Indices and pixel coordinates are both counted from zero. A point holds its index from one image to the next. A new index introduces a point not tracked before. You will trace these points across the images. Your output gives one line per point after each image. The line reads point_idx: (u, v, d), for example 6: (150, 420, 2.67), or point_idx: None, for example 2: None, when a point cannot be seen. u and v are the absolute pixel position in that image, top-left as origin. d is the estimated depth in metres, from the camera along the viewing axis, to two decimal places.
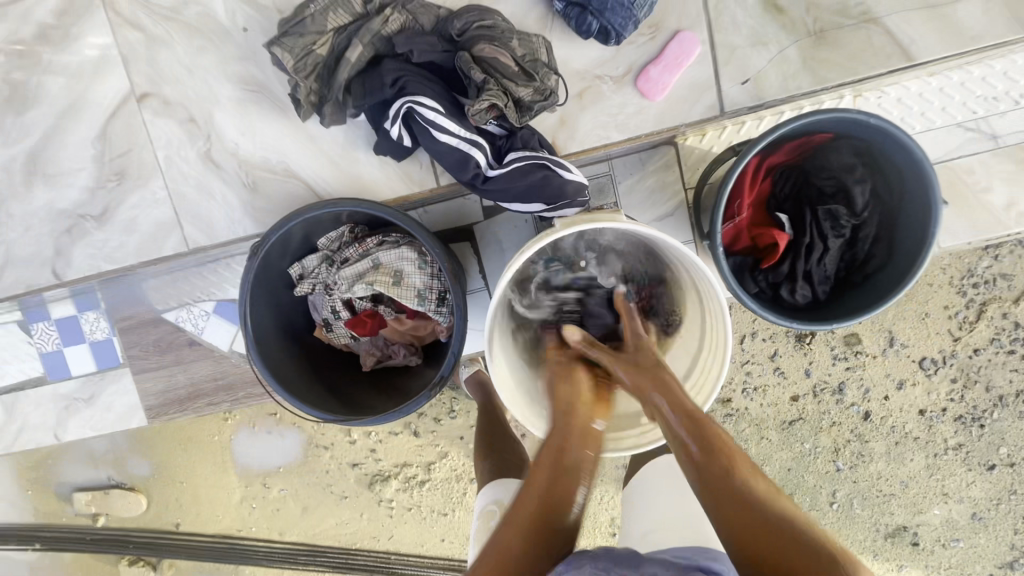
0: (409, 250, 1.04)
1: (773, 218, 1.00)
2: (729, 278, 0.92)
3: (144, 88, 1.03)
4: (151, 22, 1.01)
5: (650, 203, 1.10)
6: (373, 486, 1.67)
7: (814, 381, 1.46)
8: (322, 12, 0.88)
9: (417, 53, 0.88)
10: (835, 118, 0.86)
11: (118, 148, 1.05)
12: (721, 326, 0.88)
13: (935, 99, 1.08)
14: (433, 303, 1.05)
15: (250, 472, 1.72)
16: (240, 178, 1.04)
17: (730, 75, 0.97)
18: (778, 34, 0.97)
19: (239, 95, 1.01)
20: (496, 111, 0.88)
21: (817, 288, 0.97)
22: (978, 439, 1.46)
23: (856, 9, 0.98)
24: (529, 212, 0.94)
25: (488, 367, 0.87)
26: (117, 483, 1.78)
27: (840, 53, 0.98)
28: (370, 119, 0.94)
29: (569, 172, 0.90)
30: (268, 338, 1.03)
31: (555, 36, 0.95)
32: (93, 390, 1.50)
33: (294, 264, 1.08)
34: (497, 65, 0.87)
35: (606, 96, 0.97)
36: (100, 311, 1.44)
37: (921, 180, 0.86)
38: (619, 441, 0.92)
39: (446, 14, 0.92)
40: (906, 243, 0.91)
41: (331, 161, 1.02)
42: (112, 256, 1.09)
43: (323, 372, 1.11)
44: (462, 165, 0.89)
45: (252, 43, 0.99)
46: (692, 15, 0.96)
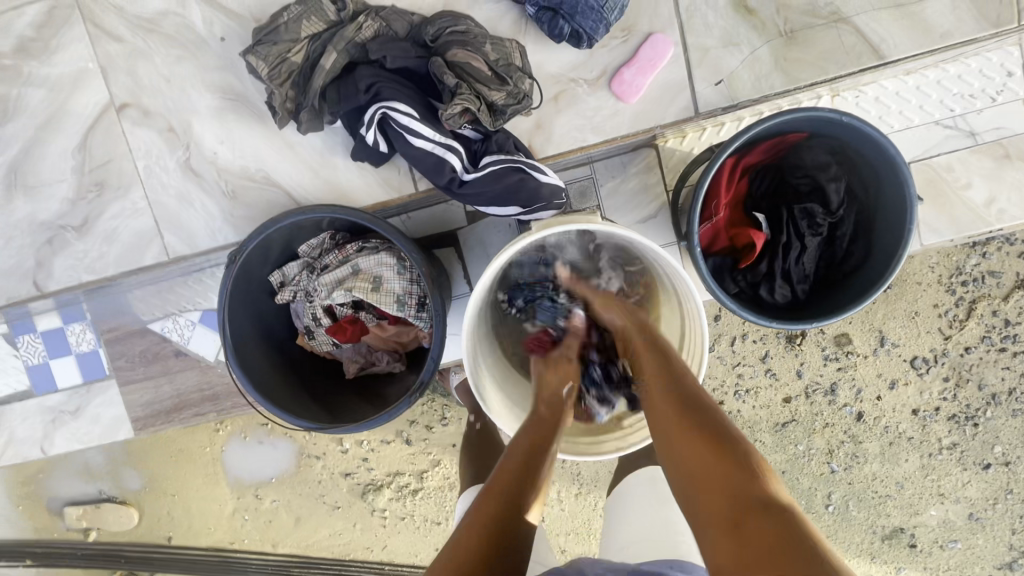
0: (389, 256, 1.04)
1: (750, 218, 1.00)
2: (707, 278, 0.91)
3: (123, 98, 1.03)
4: (129, 33, 1.01)
5: (631, 205, 1.10)
6: (366, 496, 1.66)
7: (806, 382, 1.45)
8: (295, 20, 0.88)
9: (390, 59, 0.89)
10: (808, 117, 0.86)
11: (98, 158, 1.05)
12: (700, 329, 0.87)
13: (913, 97, 1.09)
14: (413, 309, 1.05)
15: (241, 483, 1.71)
16: (220, 187, 1.04)
17: (703, 76, 0.98)
18: (749, 34, 0.98)
19: (218, 104, 1.02)
20: (470, 115, 0.89)
21: (797, 287, 0.97)
22: (972, 438, 1.45)
23: (826, 9, 0.99)
24: (505, 216, 0.94)
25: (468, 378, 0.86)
26: (108, 496, 1.76)
27: (813, 52, 0.99)
28: (347, 126, 0.95)
29: (545, 175, 0.91)
30: (247, 345, 1.02)
31: (528, 40, 0.96)
32: (80, 402, 1.50)
33: (275, 272, 1.08)
34: (470, 69, 0.88)
35: (581, 99, 0.98)
36: (87, 322, 1.44)
37: (895, 177, 0.86)
38: (599, 446, 0.92)
39: (419, 20, 0.93)
40: (884, 240, 0.91)
41: (309, 168, 1.02)
42: (94, 266, 1.09)
43: (305, 380, 1.10)
44: (437, 169, 0.89)
45: (229, 52, 1.00)
46: (665, 17, 0.97)
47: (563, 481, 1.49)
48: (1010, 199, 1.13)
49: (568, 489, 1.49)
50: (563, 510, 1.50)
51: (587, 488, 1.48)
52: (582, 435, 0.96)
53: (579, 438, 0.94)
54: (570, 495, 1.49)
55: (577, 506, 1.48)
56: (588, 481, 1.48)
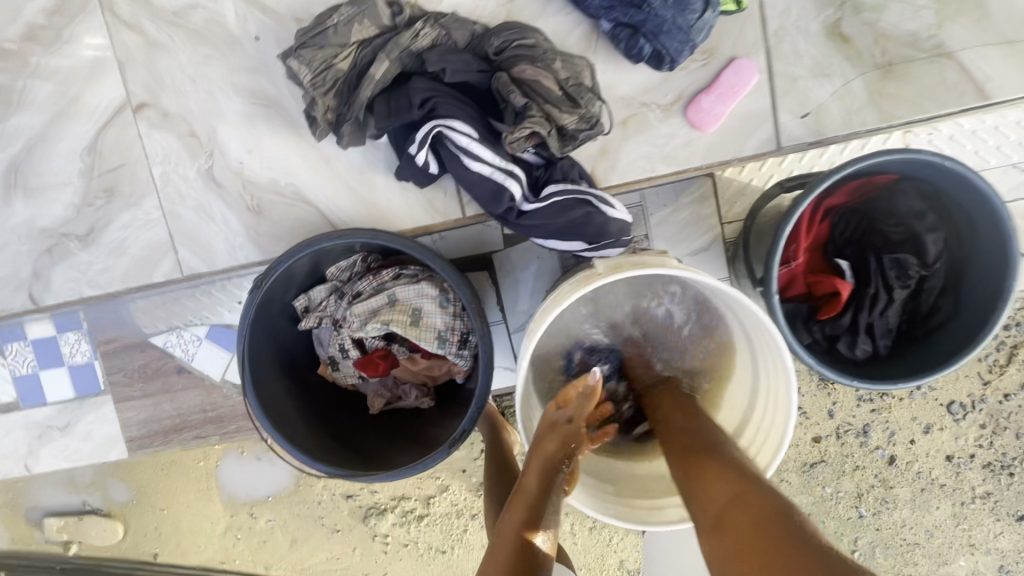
0: (430, 286, 0.93)
1: (832, 263, 0.91)
2: (783, 328, 0.83)
3: (142, 97, 0.93)
4: (152, 26, 0.91)
5: (685, 236, 1.03)
6: (367, 520, 1.55)
7: (837, 422, 1.37)
8: (346, 22, 0.78)
9: (450, 72, 0.79)
10: (904, 159, 0.78)
11: (110, 162, 0.95)
12: (783, 387, 0.76)
13: (991, 138, 1.03)
14: (454, 346, 0.93)
15: (235, 501, 1.59)
16: (244, 200, 0.94)
17: (788, 107, 0.85)
18: (842, 65, 0.85)
19: (249, 109, 0.92)
20: (537, 138, 0.79)
21: (879, 342, 0.88)
22: (1007, 488, 1.37)
23: (928, 42, 0.84)
24: (565, 251, 0.85)
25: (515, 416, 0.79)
26: (93, 508, 1.62)
27: (913, 89, 0.84)
28: (393, 143, 0.85)
29: (614, 210, 0.81)
30: (267, 378, 0.92)
31: (599, 58, 0.86)
32: (71, 418, 1.38)
33: (300, 295, 0.99)
34: (540, 89, 0.78)
35: (653, 126, 0.87)
36: (82, 333, 1.33)
37: (999, 232, 0.78)
38: (658, 513, 0.81)
39: (482, 30, 0.83)
40: (980, 297, 0.82)
41: (346, 186, 0.92)
42: (97, 280, 0.99)
43: (327, 414, 1.00)
44: (495, 197, 0.80)
45: (264, 53, 0.90)
46: (750, 41, 0.85)
47: (578, 514, 1.39)
48: None
49: (581, 522, 1.39)
50: (576, 544, 1.40)
51: (603, 523, 1.40)
52: (637, 497, 0.85)
53: (638, 501, 0.83)
54: (584, 530, 1.40)
55: (591, 542, 1.39)
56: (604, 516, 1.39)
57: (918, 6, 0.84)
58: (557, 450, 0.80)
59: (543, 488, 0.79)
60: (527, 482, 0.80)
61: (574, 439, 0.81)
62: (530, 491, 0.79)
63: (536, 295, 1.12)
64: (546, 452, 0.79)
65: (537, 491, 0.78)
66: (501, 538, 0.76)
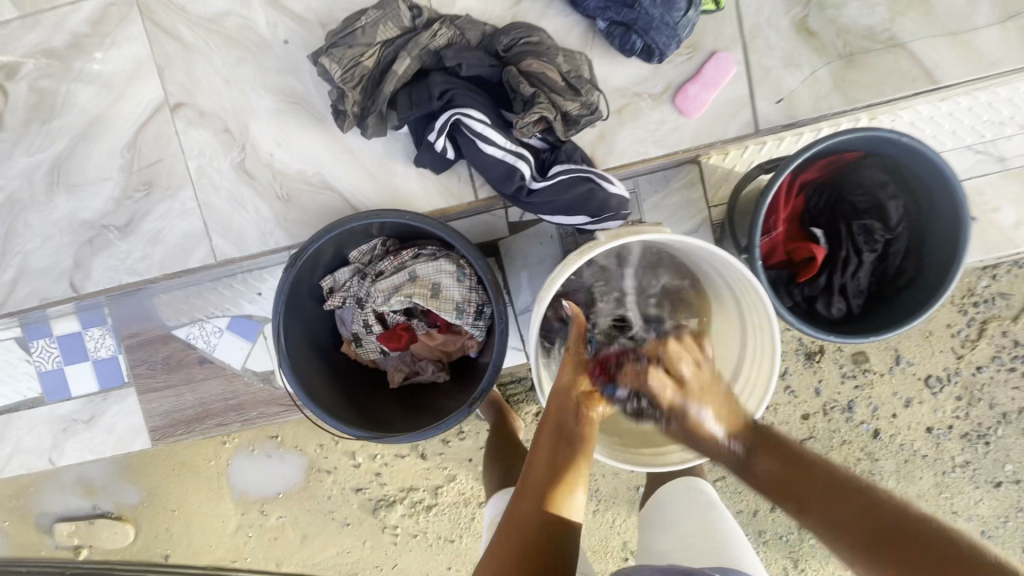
0: (448, 263, 1.01)
1: (807, 232, 1.01)
2: (767, 290, 0.92)
3: (179, 97, 1.02)
4: (189, 32, 1.00)
5: (677, 217, 1.13)
6: (377, 513, 1.60)
7: (823, 400, 1.46)
8: (372, 24, 0.88)
9: (465, 67, 0.89)
10: (866, 136, 0.89)
11: (148, 158, 1.03)
12: (767, 339, 0.85)
13: (946, 123, 1.14)
14: (471, 316, 1.02)
15: (246, 499, 1.63)
16: (274, 190, 1.02)
17: (764, 95, 0.96)
18: (810, 56, 0.96)
19: (278, 106, 1.00)
20: (544, 124, 0.89)
21: (851, 301, 0.98)
22: (984, 456, 1.46)
23: (883, 34, 0.96)
24: (570, 225, 0.94)
25: (532, 377, 0.86)
26: (103, 512, 1.66)
27: (871, 75, 0.95)
28: (413, 133, 0.95)
29: (613, 185, 0.90)
30: (299, 352, 1.00)
31: (595, 54, 0.96)
32: (94, 411, 1.44)
33: (326, 277, 1.07)
34: (545, 80, 0.88)
35: (644, 113, 0.97)
36: (106, 328, 1.39)
37: (952, 197, 0.88)
38: (662, 459, 0.89)
39: (491, 30, 0.93)
40: (939, 256, 0.92)
41: (368, 174, 1.01)
42: (135, 268, 1.06)
43: (353, 388, 1.08)
44: (507, 177, 0.90)
45: (292, 56, 0.99)
46: (729, 37, 0.96)
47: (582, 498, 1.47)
48: None
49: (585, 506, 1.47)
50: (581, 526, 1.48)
51: (606, 506, 1.47)
52: (642, 446, 0.93)
53: (641, 449, 0.92)
54: (587, 514, 1.47)
55: (595, 524, 1.47)
56: (606, 499, 1.47)
57: (873, 2, 0.96)
58: (562, 402, 0.87)
59: (553, 467, 0.83)
60: (535, 463, 0.85)
61: (570, 419, 0.86)
62: (545, 444, 0.84)
63: (535, 281, 1.19)
64: (556, 405, 0.86)
65: (551, 442, 0.84)
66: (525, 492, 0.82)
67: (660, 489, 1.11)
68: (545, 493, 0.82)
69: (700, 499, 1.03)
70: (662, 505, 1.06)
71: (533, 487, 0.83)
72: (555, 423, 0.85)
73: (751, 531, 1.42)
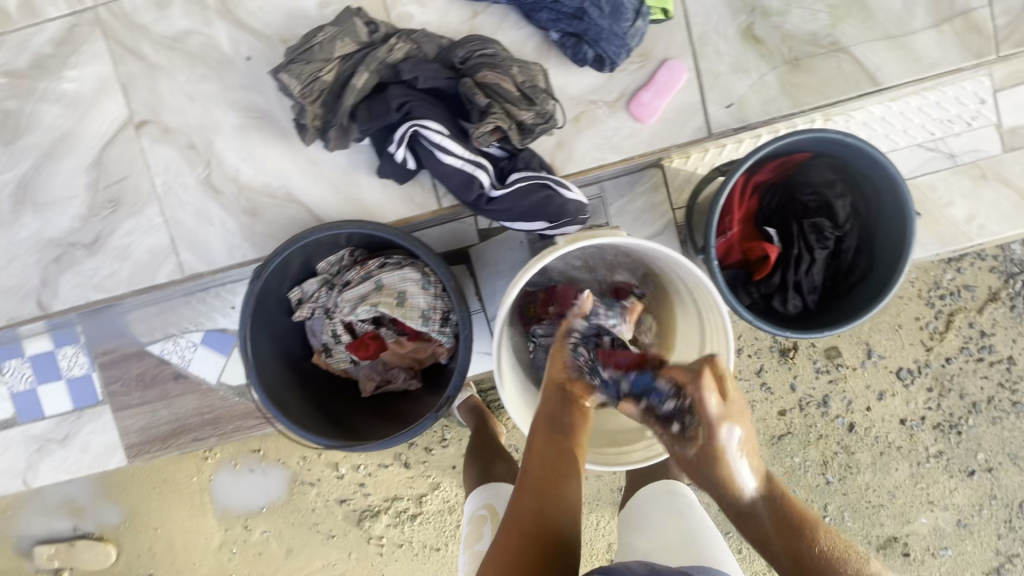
0: (413, 271, 1.03)
1: (762, 231, 1.05)
2: (724, 290, 0.95)
3: (143, 115, 1.03)
4: (152, 51, 1.02)
5: (642, 221, 1.14)
6: (362, 523, 1.59)
7: (799, 395, 1.47)
8: (329, 40, 0.90)
9: (422, 79, 0.91)
10: (814, 138, 0.92)
11: (114, 175, 1.04)
12: (724, 338, 0.88)
13: (897, 122, 1.13)
14: (437, 324, 1.05)
15: (229, 514, 1.62)
16: (240, 204, 1.04)
17: (715, 99, 1.00)
18: (758, 61, 1.00)
19: (242, 122, 1.02)
20: (500, 133, 0.92)
21: (807, 297, 1.01)
22: (956, 446, 1.47)
23: (825, 40, 1.01)
24: (531, 231, 0.96)
25: (497, 380, 0.87)
26: (84, 532, 1.64)
27: (816, 79, 1.00)
28: (375, 144, 0.97)
29: (570, 191, 0.93)
30: (268, 364, 1.01)
31: (551, 64, 0.99)
32: (69, 430, 1.43)
33: (294, 289, 1.08)
34: (500, 90, 0.90)
35: (601, 120, 1.00)
36: (80, 346, 1.39)
37: (897, 195, 0.92)
38: (624, 456, 0.93)
39: (448, 44, 0.95)
40: (886, 252, 0.96)
41: (333, 186, 1.03)
42: (102, 284, 1.07)
43: (323, 398, 1.10)
44: (466, 186, 0.92)
45: (255, 72, 1.01)
46: (679, 45, 0.99)
47: None
48: (988, 216, 1.17)
49: None
50: None
51: (589, 508, 1.48)
52: (607, 445, 0.96)
53: (606, 449, 0.95)
54: None
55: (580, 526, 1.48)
56: (590, 501, 1.48)
57: (815, 10, 1.00)
58: (556, 401, 0.85)
59: (552, 471, 0.79)
60: (529, 469, 0.80)
61: (563, 413, 0.84)
62: (541, 445, 0.82)
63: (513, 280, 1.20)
64: (551, 401, 0.85)
65: (548, 438, 0.82)
66: (523, 495, 0.79)
67: (641, 489, 1.10)
68: (545, 499, 0.78)
69: (677, 500, 1.02)
70: (639, 506, 1.06)
71: (527, 488, 0.80)
72: (551, 419, 0.83)
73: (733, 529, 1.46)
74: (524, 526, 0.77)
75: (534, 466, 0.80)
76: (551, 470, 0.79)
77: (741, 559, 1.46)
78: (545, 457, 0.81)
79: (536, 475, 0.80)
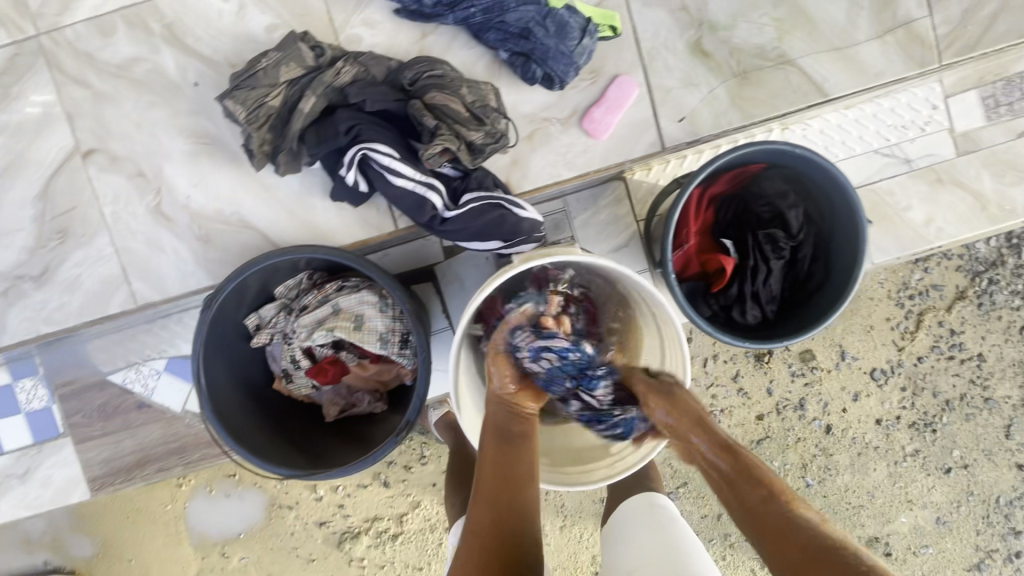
0: (370, 294, 1.03)
1: (719, 244, 1.05)
2: (684, 304, 0.93)
3: (91, 144, 1.01)
4: (96, 78, 1.00)
5: (606, 235, 1.09)
6: (342, 545, 1.50)
7: (776, 399, 1.41)
8: (273, 66, 0.89)
9: (370, 102, 0.91)
10: (766, 150, 0.92)
11: (62, 206, 1.02)
12: (679, 354, 0.88)
13: (853, 129, 1.12)
14: (396, 346, 1.03)
15: (205, 542, 1.51)
16: (192, 231, 1.02)
17: (667, 114, 1.01)
18: (707, 75, 1.02)
19: (192, 148, 1.01)
20: (450, 154, 0.91)
21: (766, 307, 1.01)
22: (932, 444, 1.42)
23: (772, 52, 1.04)
24: (487, 251, 0.96)
25: (453, 406, 0.85)
26: (54, 568, 1.52)
27: (765, 92, 1.03)
28: (326, 167, 0.96)
29: (524, 210, 0.93)
30: (223, 393, 0.99)
31: (503, 83, 0.99)
32: (29, 465, 1.39)
33: (251, 315, 1.06)
34: (449, 111, 0.90)
35: (554, 137, 1.00)
36: (39, 378, 1.35)
37: (848, 203, 0.92)
38: (589, 474, 0.91)
39: (397, 65, 0.95)
40: (842, 260, 0.96)
41: (287, 211, 1.02)
42: (52, 317, 1.04)
43: (285, 425, 1.07)
44: (419, 207, 0.91)
45: (203, 97, 1.00)
46: (629, 61, 1.00)
47: (547, 515, 1.45)
48: (946, 218, 1.16)
49: (552, 522, 1.45)
50: (549, 544, 1.45)
51: (572, 521, 1.44)
52: (572, 464, 0.95)
53: (568, 468, 0.94)
54: (555, 529, 1.45)
55: (564, 539, 1.44)
56: (572, 513, 1.44)
57: (762, 24, 1.03)
58: (500, 414, 0.88)
59: (506, 476, 0.79)
60: (483, 480, 0.79)
61: (510, 423, 0.87)
62: (491, 454, 0.82)
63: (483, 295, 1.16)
64: (495, 415, 0.88)
65: (499, 446, 0.83)
66: (479, 508, 0.77)
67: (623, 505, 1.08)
68: (500, 506, 0.77)
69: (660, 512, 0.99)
70: (621, 519, 1.03)
71: (483, 501, 0.78)
72: (498, 430, 0.85)
73: (717, 535, 1.43)
74: (484, 539, 0.74)
75: (487, 476, 0.80)
76: (505, 476, 0.79)
77: (724, 565, 1.45)
78: (496, 465, 0.80)
79: (491, 484, 0.79)
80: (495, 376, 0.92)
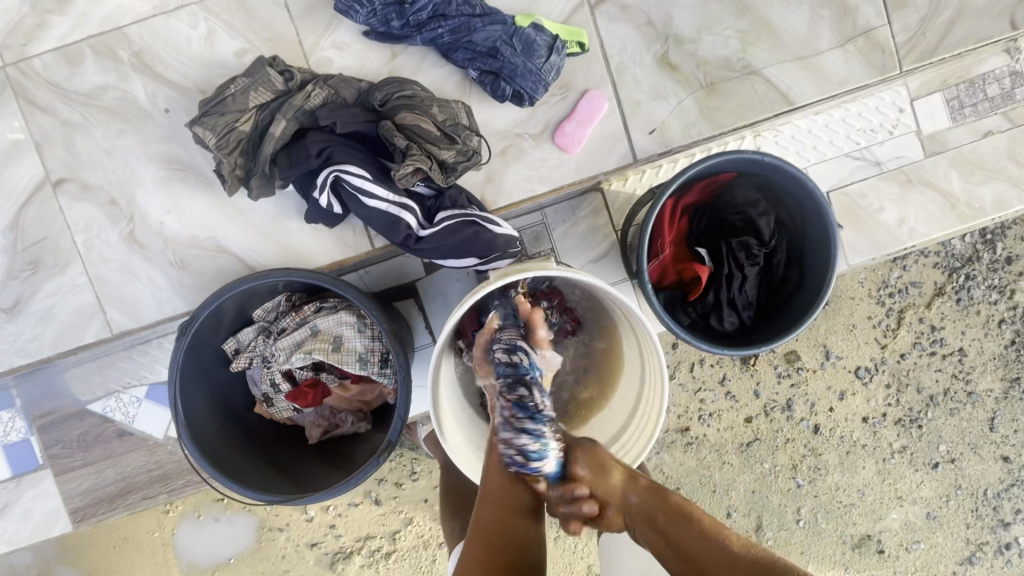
0: (349, 314, 1.03)
1: (694, 252, 1.06)
2: (662, 313, 0.93)
3: (61, 173, 1.00)
4: (65, 108, 0.99)
5: (583, 246, 1.09)
6: (336, 566, 1.47)
7: (763, 401, 1.42)
8: (243, 91, 0.90)
9: (340, 125, 0.91)
10: (735, 159, 0.93)
11: (33, 236, 1.01)
12: (658, 366, 0.87)
13: (823, 134, 1.14)
14: (376, 365, 1.03)
15: (195, 569, 1.48)
16: (166, 257, 1.01)
17: (638, 127, 1.03)
18: (675, 87, 1.04)
19: (164, 174, 1.00)
20: (421, 174, 0.92)
21: (742, 313, 1.02)
22: (918, 440, 1.43)
23: (738, 63, 1.06)
24: (463, 267, 0.96)
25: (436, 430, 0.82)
26: None
27: (732, 102, 1.05)
28: (299, 190, 0.95)
29: (499, 227, 0.93)
30: (202, 420, 0.98)
31: (474, 101, 1.00)
32: (8, 498, 1.36)
33: (229, 339, 1.06)
34: (420, 131, 0.91)
35: (527, 152, 1.01)
36: (16, 410, 1.33)
37: (817, 209, 0.93)
38: None
39: (367, 87, 0.96)
40: (814, 265, 0.97)
41: (262, 234, 1.01)
42: (26, 349, 1.03)
43: (267, 449, 1.06)
44: (393, 227, 0.90)
45: (174, 123, 1.00)
46: (597, 76, 1.02)
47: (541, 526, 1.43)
48: (917, 218, 1.18)
49: (546, 533, 1.43)
50: (544, 556, 1.44)
51: (566, 531, 1.43)
52: None
53: None
54: (549, 540, 1.44)
55: (559, 550, 1.43)
56: None
57: (726, 36, 1.05)
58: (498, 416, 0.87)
59: (512, 476, 0.82)
60: (490, 481, 0.81)
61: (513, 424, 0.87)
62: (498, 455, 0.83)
63: None
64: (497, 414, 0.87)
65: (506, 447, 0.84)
66: (487, 511, 0.79)
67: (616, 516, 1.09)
68: (507, 509, 0.80)
69: None
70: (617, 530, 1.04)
71: (491, 503, 0.80)
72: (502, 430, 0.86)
73: None
74: (491, 540, 0.78)
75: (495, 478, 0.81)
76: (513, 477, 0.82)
77: None
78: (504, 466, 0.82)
79: (498, 487, 0.81)
80: (480, 380, 0.90)
